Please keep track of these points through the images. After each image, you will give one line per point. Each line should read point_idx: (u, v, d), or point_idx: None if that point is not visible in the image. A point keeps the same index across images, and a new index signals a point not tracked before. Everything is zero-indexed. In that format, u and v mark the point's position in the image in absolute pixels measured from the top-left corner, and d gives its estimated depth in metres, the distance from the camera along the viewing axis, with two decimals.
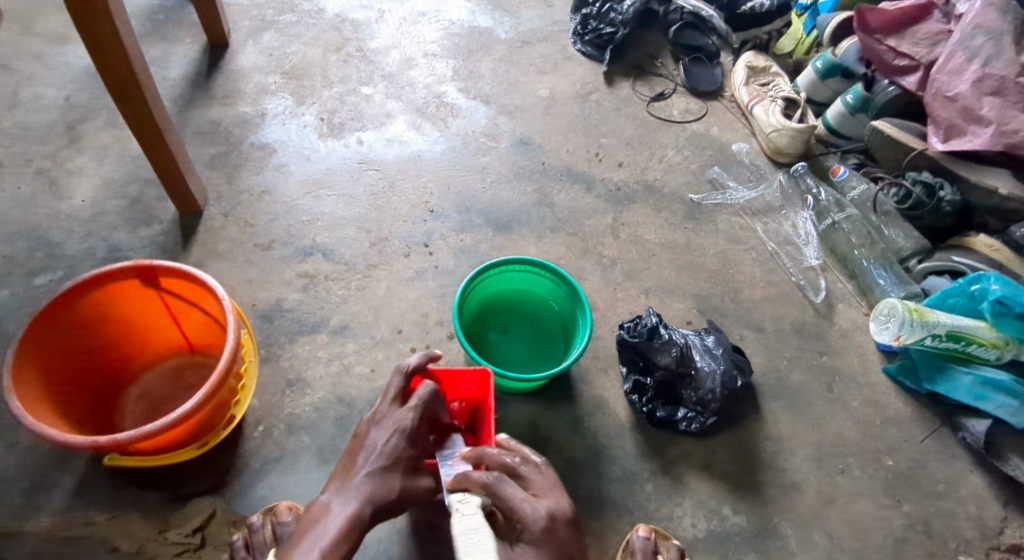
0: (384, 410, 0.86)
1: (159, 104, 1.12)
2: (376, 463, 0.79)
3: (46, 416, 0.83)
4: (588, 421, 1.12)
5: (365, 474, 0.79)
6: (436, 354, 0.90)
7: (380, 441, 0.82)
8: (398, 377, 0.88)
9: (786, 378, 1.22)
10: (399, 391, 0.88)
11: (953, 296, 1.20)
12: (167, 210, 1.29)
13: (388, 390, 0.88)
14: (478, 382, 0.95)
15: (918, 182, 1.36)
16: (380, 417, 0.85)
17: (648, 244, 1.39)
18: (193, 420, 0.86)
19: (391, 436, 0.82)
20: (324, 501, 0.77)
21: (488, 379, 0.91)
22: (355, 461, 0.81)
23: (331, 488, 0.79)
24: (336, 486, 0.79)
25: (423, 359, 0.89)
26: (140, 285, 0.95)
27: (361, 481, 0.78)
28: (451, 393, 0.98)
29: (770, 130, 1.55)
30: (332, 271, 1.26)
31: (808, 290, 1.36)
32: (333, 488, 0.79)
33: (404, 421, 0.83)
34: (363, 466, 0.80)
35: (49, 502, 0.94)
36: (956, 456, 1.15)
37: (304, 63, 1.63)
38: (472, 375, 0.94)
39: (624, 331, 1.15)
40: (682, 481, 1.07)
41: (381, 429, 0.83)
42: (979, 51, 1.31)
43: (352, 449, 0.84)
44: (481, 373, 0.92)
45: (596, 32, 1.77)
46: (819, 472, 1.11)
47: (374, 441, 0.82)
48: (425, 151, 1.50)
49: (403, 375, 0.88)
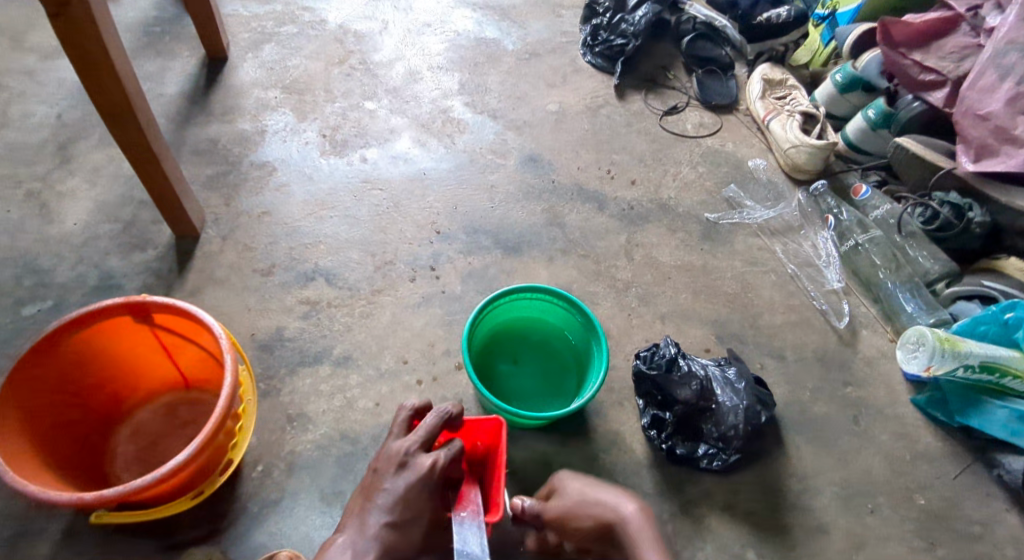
0: (409, 451, 0.79)
1: (153, 126, 1.07)
2: (397, 512, 0.74)
3: (30, 469, 0.77)
4: (604, 458, 1.07)
5: (382, 522, 0.73)
6: (456, 410, 0.83)
7: (401, 488, 0.75)
8: (433, 417, 0.82)
9: (810, 410, 1.16)
10: (409, 421, 0.85)
11: (985, 323, 1.14)
12: (162, 234, 1.24)
13: (398, 418, 0.85)
14: (491, 429, 0.90)
15: (945, 203, 1.31)
16: (404, 457, 0.78)
17: (664, 266, 1.34)
18: (187, 471, 0.81)
19: (416, 484, 0.75)
20: (340, 546, 0.72)
21: (501, 427, 0.86)
22: (370, 502, 0.76)
23: (347, 530, 0.75)
24: (353, 529, 0.74)
25: (461, 411, 0.84)
26: (132, 321, 0.90)
27: (379, 530, 0.73)
28: (463, 435, 0.92)
29: (788, 147, 1.50)
30: (334, 297, 1.21)
31: (831, 316, 1.30)
32: (352, 529, 0.74)
33: (432, 469, 0.76)
34: (381, 512, 0.74)
35: (34, 552, 0.89)
36: (991, 494, 1.09)
37: (305, 76, 1.58)
38: (486, 420, 0.89)
39: (641, 362, 1.09)
40: (704, 523, 1.02)
41: (404, 474, 0.76)
42: (1013, 68, 1.26)
43: (369, 486, 0.78)
44: (496, 421, 0.88)
45: (606, 44, 1.72)
46: (847, 512, 1.05)
47: (394, 485, 0.76)
48: (431, 169, 1.44)
49: (440, 417, 0.83)
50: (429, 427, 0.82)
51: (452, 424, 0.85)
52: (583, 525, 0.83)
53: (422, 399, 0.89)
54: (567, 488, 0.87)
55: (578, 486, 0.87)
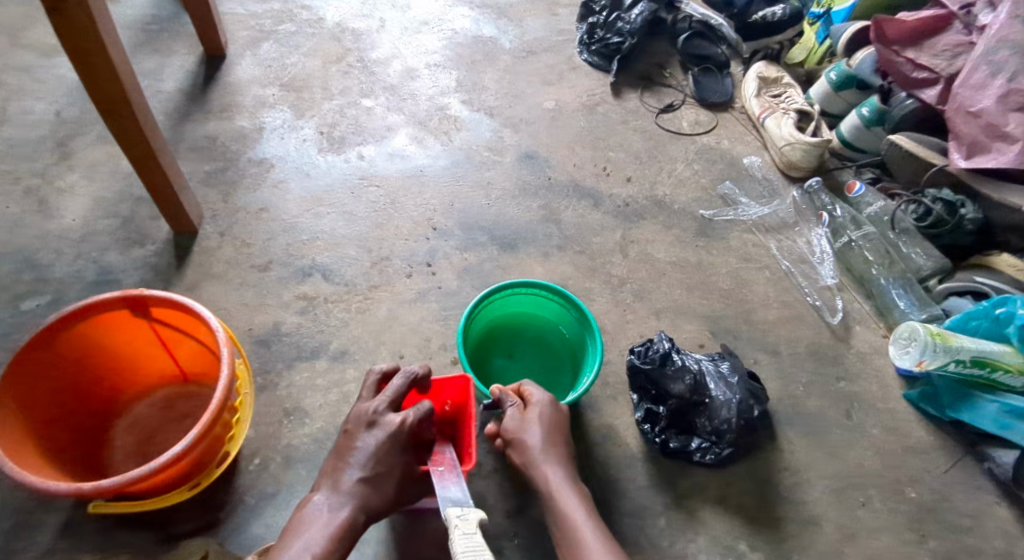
0: (378, 411, 0.80)
1: (151, 123, 1.08)
2: (370, 468, 0.76)
3: (29, 459, 0.78)
4: (598, 452, 1.08)
5: (357, 479, 0.75)
6: (422, 369, 0.84)
7: (374, 445, 0.77)
8: (400, 378, 0.83)
9: (803, 404, 1.17)
10: (377, 383, 0.86)
11: (976, 318, 1.15)
12: (161, 230, 1.25)
13: (367, 381, 0.86)
14: (460, 389, 0.91)
15: (937, 200, 1.32)
16: (374, 416, 0.79)
17: (659, 262, 1.35)
18: (184, 462, 0.81)
19: (387, 440, 0.77)
20: (316, 503, 0.74)
21: (469, 386, 0.88)
22: (344, 461, 0.77)
23: (320, 487, 0.76)
24: (327, 487, 0.75)
25: (427, 370, 0.86)
26: (130, 315, 0.91)
27: (353, 487, 0.75)
28: (431, 396, 0.94)
29: (782, 143, 1.51)
30: (331, 292, 1.22)
31: (824, 311, 1.31)
32: (325, 487, 0.75)
33: (402, 427, 0.78)
34: (355, 469, 0.76)
35: (33, 542, 0.90)
36: (981, 488, 1.10)
37: (303, 74, 1.59)
38: (455, 380, 0.90)
39: (634, 357, 1.09)
40: (697, 516, 1.03)
41: (375, 432, 0.78)
42: (1004, 66, 1.27)
43: (340, 446, 0.79)
44: (462, 380, 0.89)
45: (602, 42, 1.73)
46: (839, 505, 1.06)
47: (365, 443, 0.77)
48: (428, 166, 1.45)
49: (407, 378, 0.84)
50: (396, 388, 0.83)
51: (420, 384, 0.86)
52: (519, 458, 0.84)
53: (390, 363, 0.89)
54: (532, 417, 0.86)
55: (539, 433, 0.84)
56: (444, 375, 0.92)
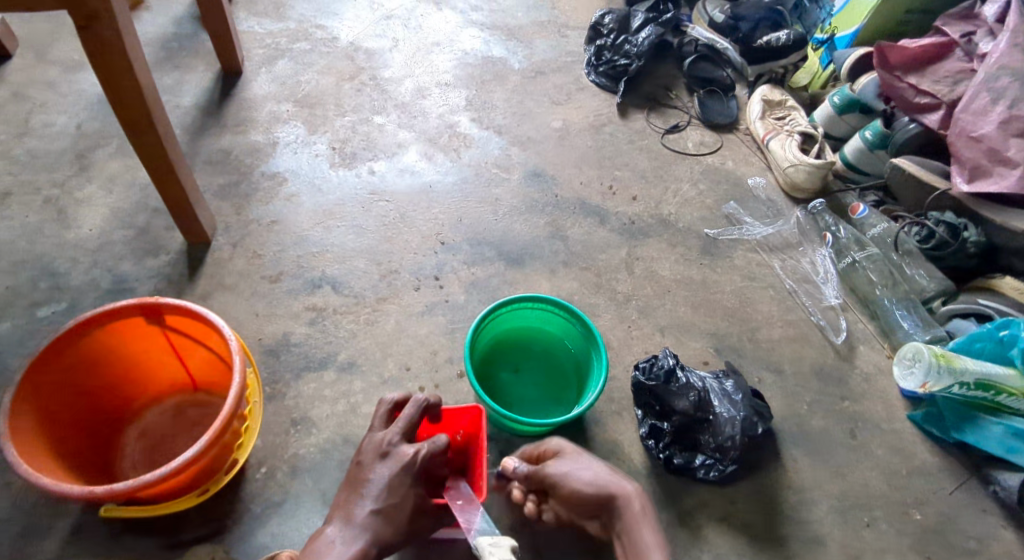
0: (392, 442, 0.81)
1: (171, 136, 1.11)
2: (383, 499, 0.76)
3: (43, 461, 0.80)
4: (603, 467, 1.08)
5: (370, 511, 0.75)
6: (428, 401, 0.85)
7: (386, 476, 0.77)
8: (412, 408, 0.84)
9: (807, 423, 1.18)
10: (389, 412, 0.87)
11: (980, 341, 1.15)
12: (175, 240, 1.27)
13: (378, 411, 0.86)
14: (472, 419, 0.94)
15: (941, 222, 1.34)
16: (386, 447, 0.80)
17: (664, 279, 1.36)
18: (195, 467, 0.83)
19: (400, 471, 0.77)
20: (330, 534, 0.73)
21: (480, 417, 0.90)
22: (357, 494, 0.77)
23: (334, 519, 0.76)
24: (339, 520, 0.75)
25: (439, 402, 0.86)
26: (145, 322, 0.93)
27: (366, 518, 0.74)
28: (444, 426, 0.95)
29: (787, 165, 1.53)
30: (340, 304, 1.23)
31: (828, 331, 1.32)
32: (338, 520, 0.75)
33: (415, 460, 0.78)
34: (368, 501, 0.76)
35: (41, 548, 0.90)
36: (987, 510, 1.10)
37: (316, 91, 1.63)
38: (467, 410, 0.93)
39: (639, 373, 1.10)
40: (701, 533, 1.03)
41: (387, 463, 0.78)
42: (1004, 93, 1.29)
43: (352, 479, 0.79)
44: (474, 411, 0.91)
45: (610, 64, 1.77)
46: (844, 525, 1.06)
47: (378, 476, 0.77)
48: (436, 182, 1.48)
49: (419, 406, 0.84)
50: (408, 417, 0.84)
51: (431, 412, 0.87)
52: (570, 496, 0.83)
53: (402, 392, 0.90)
54: (557, 464, 0.84)
55: (567, 465, 0.84)
56: (457, 405, 0.94)
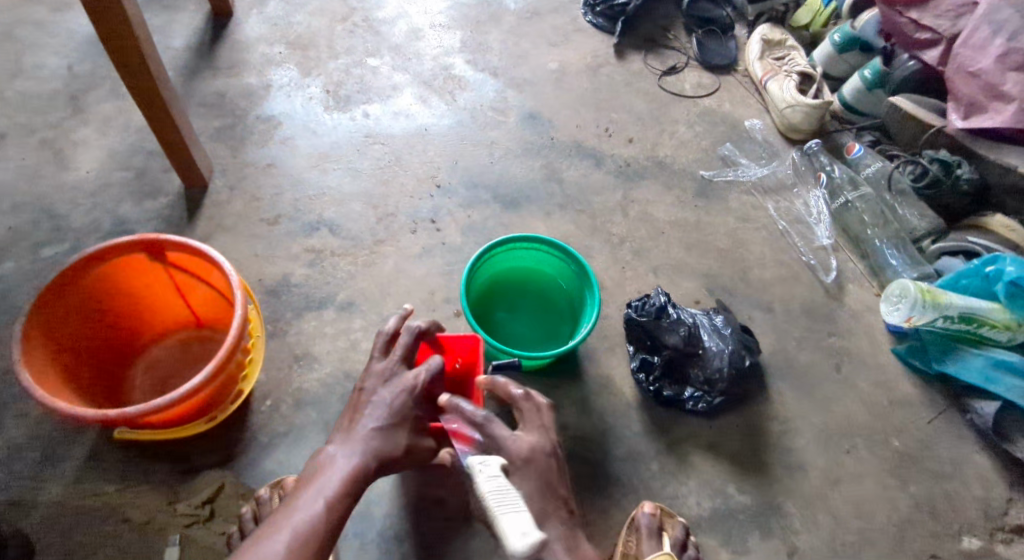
0: (393, 369, 0.85)
1: (163, 74, 1.10)
2: (384, 420, 0.80)
3: (55, 388, 0.83)
4: (595, 400, 1.12)
5: (371, 428, 0.79)
6: (423, 329, 0.87)
7: (388, 399, 0.81)
8: (407, 336, 0.87)
9: (794, 358, 1.21)
10: (387, 343, 0.88)
11: (966, 277, 1.18)
12: (173, 183, 1.28)
13: (376, 342, 0.88)
14: (469, 347, 0.97)
15: (934, 160, 1.34)
16: (388, 374, 0.84)
17: (658, 221, 1.37)
18: (201, 395, 0.86)
19: (402, 394, 0.81)
20: (331, 452, 0.77)
21: (478, 347, 0.94)
22: (359, 414, 0.81)
23: (335, 439, 0.79)
24: (341, 437, 0.79)
25: (435, 328, 0.89)
26: (147, 259, 0.96)
27: (367, 435, 0.78)
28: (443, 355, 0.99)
29: (783, 106, 1.52)
30: (338, 246, 1.25)
31: (819, 270, 1.34)
32: (339, 439, 0.78)
33: (415, 384, 0.82)
34: (370, 420, 0.79)
35: (59, 473, 0.95)
36: (963, 438, 1.15)
37: (309, 33, 1.60)
38: (464, 339, 0.96)
39: (631, 311, 1.14)
40: (688, 460, 1.08)
41: (389, 387, 0.82)
42: (1004, 25, 1.26)
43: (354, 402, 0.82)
44: (472, 340, 0.95)
45: (607, 3, 1.73)
46: (826, 452, 1.11)
47: (380, 398, 0.81)
48: (432, 125, 1.47)
49: (413, 334, 0.87)
50: (406, 345, 0.87)
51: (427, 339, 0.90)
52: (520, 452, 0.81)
53: (395, 319, 0.92)
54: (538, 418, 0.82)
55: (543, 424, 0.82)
56: (453, 335, 0.97)
